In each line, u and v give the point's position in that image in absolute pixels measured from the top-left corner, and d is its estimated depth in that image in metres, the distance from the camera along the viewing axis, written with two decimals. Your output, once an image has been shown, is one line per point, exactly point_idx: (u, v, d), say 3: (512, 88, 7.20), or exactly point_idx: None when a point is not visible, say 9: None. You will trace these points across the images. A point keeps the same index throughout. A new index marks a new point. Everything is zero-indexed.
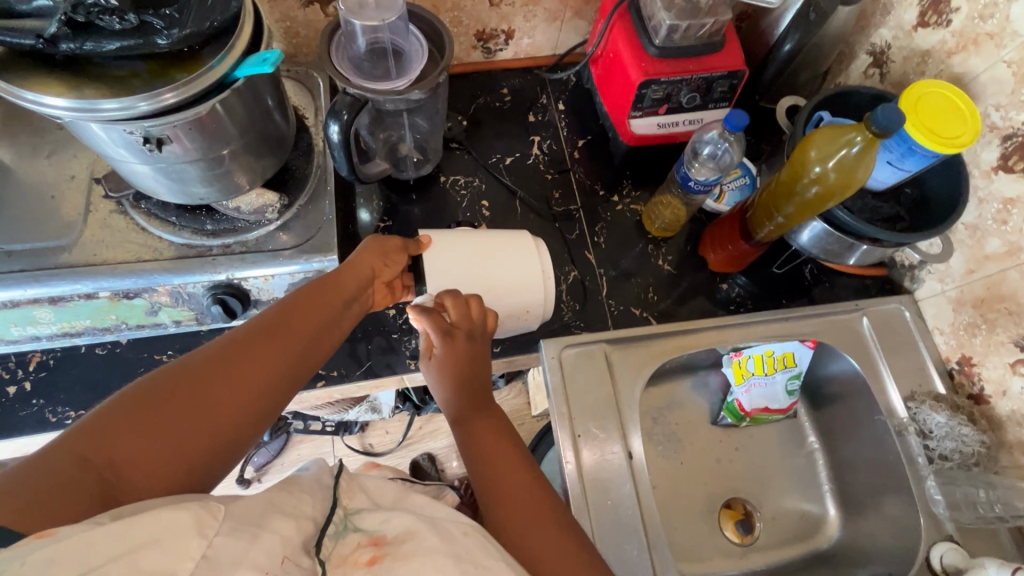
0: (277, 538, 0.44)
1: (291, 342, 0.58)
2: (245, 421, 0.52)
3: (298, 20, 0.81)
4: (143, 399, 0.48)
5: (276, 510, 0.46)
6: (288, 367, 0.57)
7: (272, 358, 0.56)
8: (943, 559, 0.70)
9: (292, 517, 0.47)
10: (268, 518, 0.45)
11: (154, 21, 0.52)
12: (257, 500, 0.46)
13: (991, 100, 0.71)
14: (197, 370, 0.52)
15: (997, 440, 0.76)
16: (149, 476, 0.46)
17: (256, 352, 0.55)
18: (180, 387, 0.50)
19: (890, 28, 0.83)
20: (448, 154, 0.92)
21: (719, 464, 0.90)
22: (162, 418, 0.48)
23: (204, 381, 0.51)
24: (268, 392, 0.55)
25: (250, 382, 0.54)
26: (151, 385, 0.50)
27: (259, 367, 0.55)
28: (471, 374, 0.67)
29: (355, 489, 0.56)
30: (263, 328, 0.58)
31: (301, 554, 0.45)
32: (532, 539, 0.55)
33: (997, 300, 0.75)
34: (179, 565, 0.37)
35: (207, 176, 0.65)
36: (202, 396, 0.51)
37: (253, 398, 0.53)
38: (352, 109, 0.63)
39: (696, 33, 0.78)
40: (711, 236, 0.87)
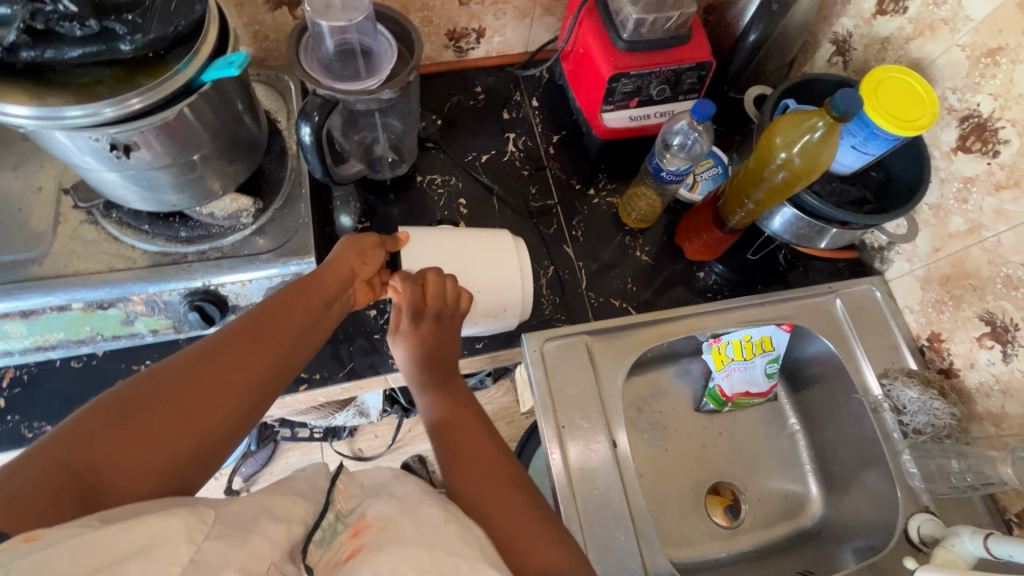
0: (266, 542, 0.44)
1: (274, 344, 0.59)
2: (229, 421, 0.53)
3: (266, 24, 0.81)
4: (123, 405, 0.48)
5: (268, 516, 0.47)
6: (271, 368, 0.58)
7: (255, 359, 0.56)
8: (921, 529, 0.73)
9: (282, 522, 0.47)
10: (260, 524, 0.45)
11: (116, 27, 0.53)
12: (247, 506, 0.46)
13: (948, 83, 0.74)
14: (178, 374, 0.52)
15: (968, 412, 0.78)
16: (131, 478, 0.46)
17: (238, 352, 0.56)
18: (162, 390, 0.50)
19: (850, 17, 0.85)
20: (423, 153, 0.92)
21: (704, 449, 0.91)
22: (143, 421, 0.48)
23: (185, 384, 0.51)
24: (251, 393, 0.55)
25: (233, 382, 0.54)
26: (130, 389, 0.49)
27: (242, 369, 0.55)
28: (441, 360, 0.69)
29: (352, 491, 0.57)
30: (247, 329, 0.58)
31: (287, 559, 0.45)
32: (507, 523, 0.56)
33: (962, 277, 0.77)
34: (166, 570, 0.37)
35: (178, 183, 0.64)
36: (184, 398, 0.51)
37: (235, 400, 0.53)
38: (322, 111, 0.64)
39: (663, 26, 0.79)
40: (686, 226, 0.88)
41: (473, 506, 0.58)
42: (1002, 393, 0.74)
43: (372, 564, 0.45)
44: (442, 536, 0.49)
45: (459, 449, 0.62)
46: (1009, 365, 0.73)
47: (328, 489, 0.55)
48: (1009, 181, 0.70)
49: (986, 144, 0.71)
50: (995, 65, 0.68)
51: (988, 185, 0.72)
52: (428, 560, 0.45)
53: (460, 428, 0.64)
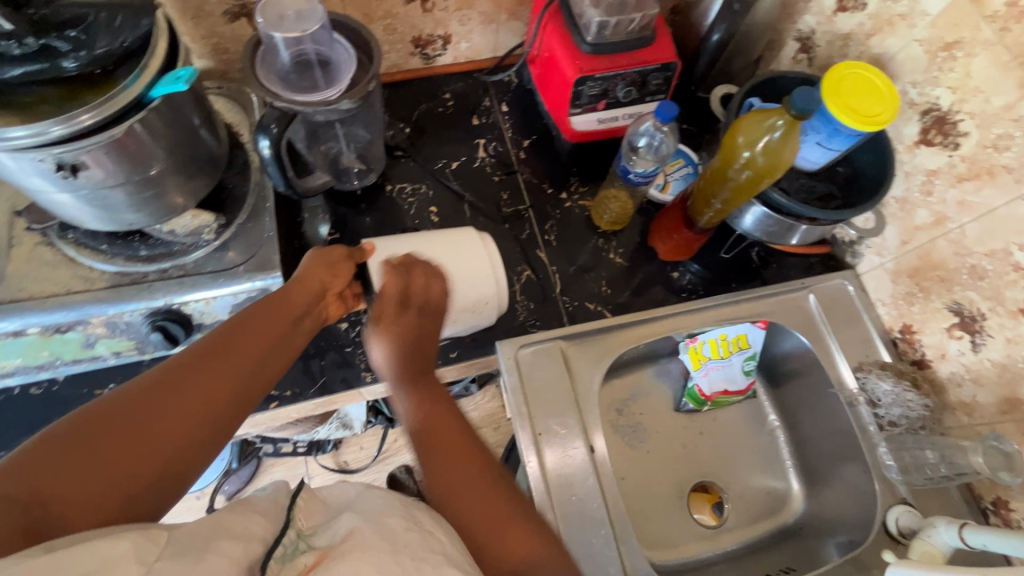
0: (224, 560, 0.42)
1: (238, 365, 0.57)
2: (190, 448, 0.51)
3: (226, 36, 0.80)
4: (75, 436, 0.46)
5: (224, 535, 0.45)
6: (235, 391, 0.56)
7: (218, 382, 0.55)
8: (899, 522, 0.73)
9: (240, 539, 0.46)
10: (216, 542, 0.44)
11: (59, 44, 0.51)
12: (202, 526, 0.45)
13: (908, 77, 0.74)
14: (135, 398, 0.50)
15: (941, 403, 0.79)
16: (82, 513, 0.44)
17: (200, 373, 0.54)
18: (117, 418, 0.48)
19: (813, 15, 0.86)
20: (393, 162, 0.92)
21: (685, 449, 0.91)
22: (96, 452, 0.46)
23: (142, 412, 0.50)
24: (214, 418, 0.53)
25: (194, 405, 0.52)
26: (80, 421, 0.47)
27: (204, 393, 0.53)
28: (419, 354, 0.65)
29: (312, 509, 0.57)
30: (210, 351, 0.56)
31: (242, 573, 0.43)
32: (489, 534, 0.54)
33: (930, 268, 0.78)
34: None
35: (135, 201, 0.63)
36: (140, 426, 0.49)
37: (197, 426, 0.52)
38: (281, 122, 0.63)
39: (626, 28, 0.79)
40: (658, 227, 0.88)
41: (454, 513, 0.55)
42: (973, 382, 0.75)
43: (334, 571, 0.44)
44: (404, 542, 0.48)
45: (435, 446, 0.59)
46: (978, 355, 0.73)
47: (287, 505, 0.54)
48: (971, 173, 0.70)
49: (947, 137, 0.72)
50: (952, 58, 0.69)
51: (950, 177, 0.73)
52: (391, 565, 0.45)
53: (437, 419, 0.61)
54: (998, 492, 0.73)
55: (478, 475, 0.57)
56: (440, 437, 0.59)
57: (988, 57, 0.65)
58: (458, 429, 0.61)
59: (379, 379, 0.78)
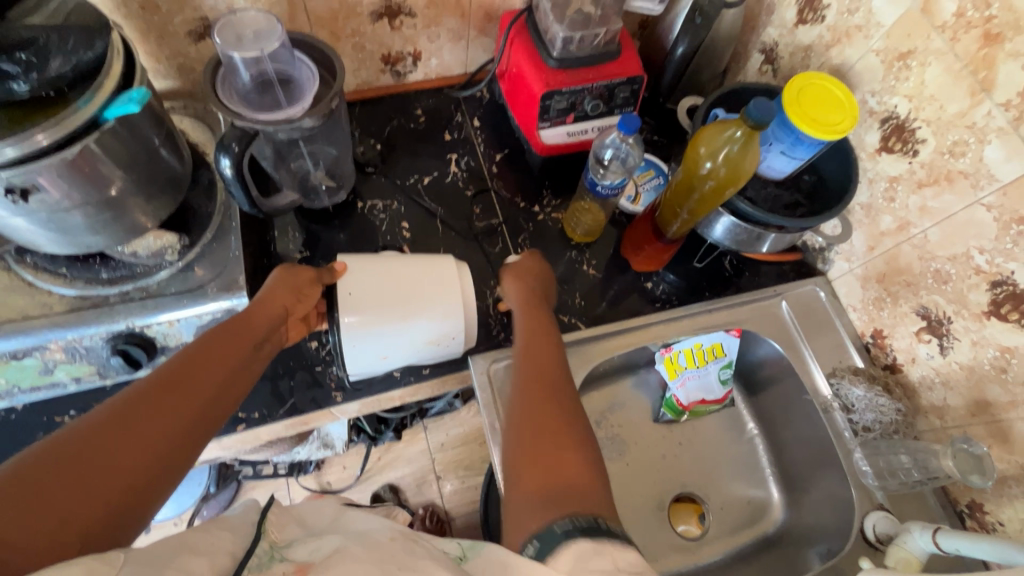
0: None
1: (199, 393, 0.56)
2: (148, 481, 0.49)
3: (191, 56, 0.79)
4: (24, 474, 0.43)
5: (187, 550, 0.43)
6: (196, 417, 0.55)
7: (176, 410, 0.53)
8: (876, 528, 0.73)
9: (204, 555, 0.43)
10: (180, 559, 0.42)
11: (8, 67, 0.50)
12: (163, 543, 0.43)
13: (867, 87, 0.76)
14: (94, 430, 0.48)
15: (914, 407, 0.79)
16: (41, 551, 0.41)
17: (159, 403, 0.53)
18: (68, 455, 0.46)
19: (775, 27, 0.88)
20: (364, 178, 0.91)
21: (665, 460, 0.91)
22: (51, 487, 0.44)
23: (98, 443, 0.48)
24: (176, 447, 0.52)
25: (155, 434, 0.51)
26: (36, 459, 0.45)
27: (162, 422, 0.52)
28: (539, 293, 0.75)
29: (286, 522, 0.52)
30: (168, 380, 0.55)
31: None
32: (541, 444, 0.55)
33: (897, 273, 0.78)
34: None
35: (93, 224, 0.62)
36: (95, 460, 0.47)
37: (155, 457, 0.50)
38: (242, 142, 0.62)
39: (591, 43, 0.81)
40: (629, 239, 0.88)
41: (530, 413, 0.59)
42: (943, 386, 0.75)
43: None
44: (390, 552, 0.46)
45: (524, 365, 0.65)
46: (946, 358, 0.74)
47: (258, 519, 0.50)
48: (930, 179, 0.71)
49: (906, 144, 0.73)
50: (907, 68, 0.70)
51: (911, 183, 0.74)
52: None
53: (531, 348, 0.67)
54: (972, 495, 0.73)
55: (552, 398, 0.61)
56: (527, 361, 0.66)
57: (941, 67, 0.67)
58: (553, 362, 0.66)
59: (350, 398, 0.77)
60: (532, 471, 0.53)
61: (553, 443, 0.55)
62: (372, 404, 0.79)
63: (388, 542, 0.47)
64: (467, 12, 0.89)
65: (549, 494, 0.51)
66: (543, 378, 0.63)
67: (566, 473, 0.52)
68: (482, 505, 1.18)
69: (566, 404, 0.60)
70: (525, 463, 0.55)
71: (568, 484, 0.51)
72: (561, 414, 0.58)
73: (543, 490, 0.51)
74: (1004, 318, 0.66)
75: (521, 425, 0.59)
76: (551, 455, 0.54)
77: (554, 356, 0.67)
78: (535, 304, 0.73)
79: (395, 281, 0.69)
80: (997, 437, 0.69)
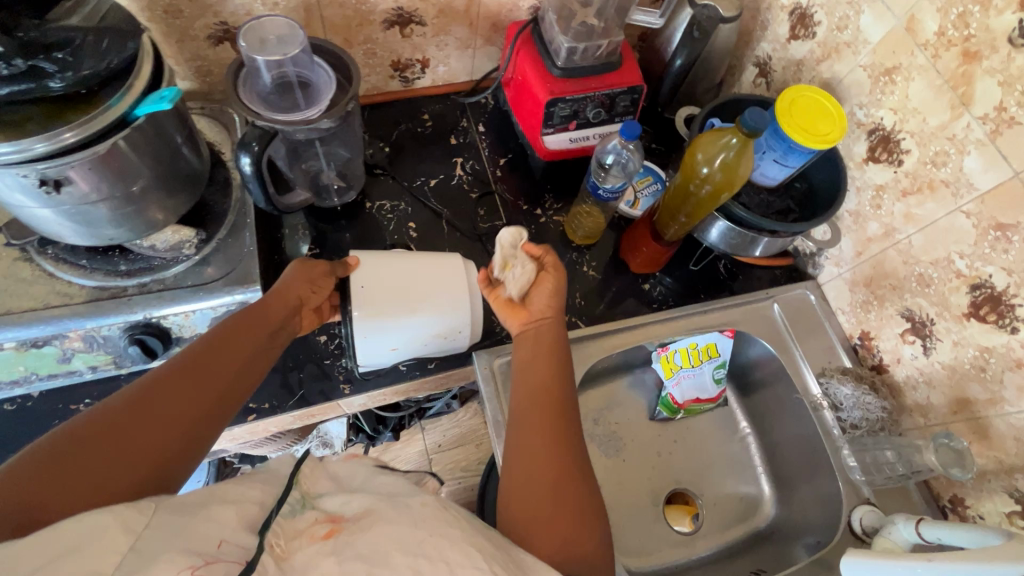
0: (213, 525, 0.44)
1: (216, 378, 0.58)
2: (169, 458, 0.52)
3: (209, 59, 0.82)
4: (54, 450, 0.47)
5: (217, 501, 0.47)
6: (216, 399, 0.57)
7: (195, 392, 0.56)
8: (862, 521, 0.76)
9: (234, 504, 0.47)
10: (209, 508, 0.45)
11: (46, 65, 0.52)
12: (196, 494, 0.47)
13: (855, 100, 0.80)
14: (120, 411, 0.51)
15: (899, 405, 0.82)
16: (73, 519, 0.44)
17: (180, 386, 0.56)
18: (96, 432, 0.49)
19: (769, 42, 0.92)
20: (373, 180, 0.94)
21: (660, 457, 0.93)
22: (81, 462, 0.47)
23: (124, 422, 0.51)
24: (196, 426, 0.55)
25: (177, 415, 0.54)
26: (68, 437, 0.48)
27: (182, 403, 0.55)
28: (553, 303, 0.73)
29: (319, 476, 0.55)
30: (185, 365, 0.57)
31: (240, 532, 0.45)
32: (539, 480, 0.61)
33: (883, 277, 0.82)
34: (106, 560, 0.37)
35: (117, 217, 0.64)
36: (120, 438, 0.50)
37: (175, 435, 0.53)
38: (261, 141, 0.65)
39: (594, 53, 0.84)
40: (628, 241, 0.91)
41: (529, 442, 0.63)
42: (926, 385, 0.78)
43: (355, 547, 0.45)
44: (423, 518, 0.49)
45: (528, 388, 0.67)
46: (929, 358, 0.77)
47: (291, 472, 0.53)
48: (914, 188, 0.75)
49: (891, 155, 0.77)
50: (892, 82, 0.75)
51: (896, 192, 0.78)
52: (410, 539, 0.46)
53: (536, 369, 0.69)
54: (954, 490, 0.76)
55: (551, 427, 0.64)
56: (532, 385, 0.67)
57: (923, 82, 0.71)
58: (556, 384, 0.67)
59: (358, 391, 0.79)
60: (531, 507, 0.59)
61: (550, 481, 0.60)
62: (378, 397, 0.82)
63: (421, 507, 0.51)
64: (475, 22, 0.93)
65: (547, 534, 0.58)
66: (551, 405, 0.65)
67: (562, 517, 0.59)
68: (480, 503, 1.20)
69: (565, 436, 0.64)
70: (524, 495, 0.60)
71: (561, 528, 0.58)
72: (560, 448, 0.63)
73: (539, 530, 0.58)
74: (983, 319, 0.70)
75: (523, 453, 0.63)
76: (548, 494, 0.60)
77: (557, 376, 0.68)
78: (547, 318, 0.72)
79: (404, 278, 0.71)
80: (977, 433, 0.72)
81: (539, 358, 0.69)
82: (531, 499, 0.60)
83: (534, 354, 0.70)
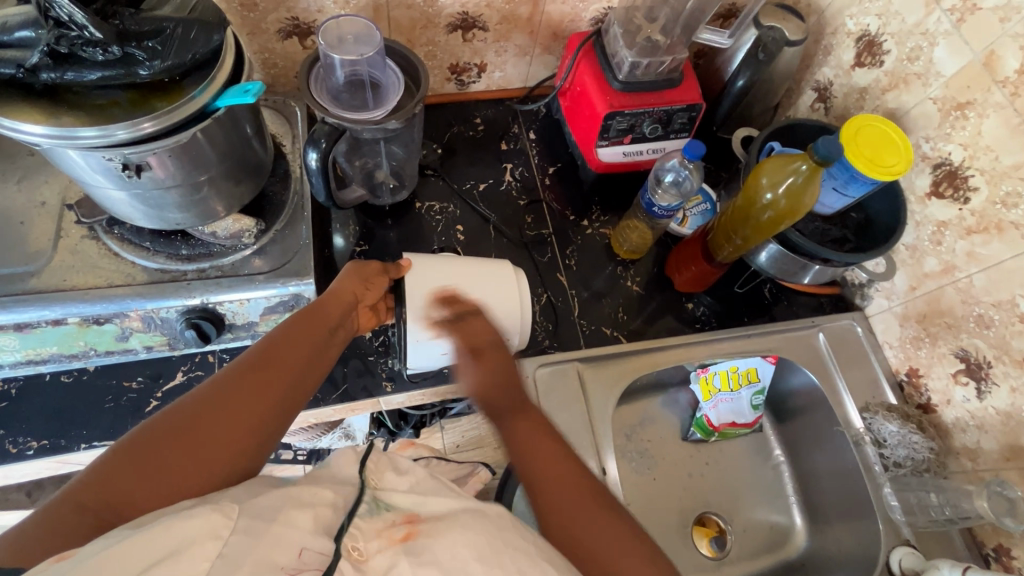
0: (293, 531, 0.44)
1: (281, 377, 0.60)
2: (241, 449, 0.54)
3: (276, 52, 0.84)
4: (134, 445, 0.50)
5: (293, 505, 0.47)
6: (281, 394, 0.59)
7: (264, 390, 0.58)
8: (901, 563, 0.74)
9: (310, 509, 0.48)
10: (284, 514, 0.46)
11: (136, 53, 0.54)
12: (274, 496, 0.47)
13: (922, 132, 0.78)
14: (194, 407, 0.54)
15: (945, 447, 0.80)
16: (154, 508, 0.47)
17: (249, 382, 0.57)
18: (171, 426, 0.52)
19: (831, 67, 0.91)
20: (423, 180, 0.95)
21: (691, 479, 0.92)
22: (159, 454, 0.50)
23: (197, 417, 0.53)
24: (265, 421, 0.56)
25: (246, 408, 0.56)
26: (146, 432, 0.51)
27: (253, 401, 0.56)
28: (502, 375, 0.68)
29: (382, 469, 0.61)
30: (250, 363, 0.59)
31: (318, 537, 0.46)
32: (602, 550, 0.55)
33: (938, 314, 0.80)
34: (197, 567, 0.37)
35: (184, 203, 0.65)
36: (194, 430, 0.52)
37: (249, 431, 0.55)
38: (330, 138, 0.66)
39: (656, 69, 0.84)
40: (675, 259, 0.90)
41: (564, 524, 0.57)
42: (977, 428, 0.76)
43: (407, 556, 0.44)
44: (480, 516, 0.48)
45: (540, 470, 0.61)
46: (983, 402, 0.76)
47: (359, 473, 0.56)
48: (979, 227, 0.74)
49: (957, 191, 0.75)
50: (964, 117, 0.73)
51: (960, 229, 0.76)
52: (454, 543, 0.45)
53: (540, 453, 0.62)
54: (1000, 539, 0.74)
55: (578, 491, 0.59)
56: (542, 465, 0.61)
57: (999, 119, 0.69)
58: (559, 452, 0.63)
59: (399, 389, 0.79)
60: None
61: (611, 545, 0.55)
62: (417, 397, 0.82)
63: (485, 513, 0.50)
64: (536, 30, 0.93)
65: None
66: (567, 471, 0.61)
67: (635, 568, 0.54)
68: None
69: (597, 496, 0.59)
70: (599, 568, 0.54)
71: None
72: (598, 505, 0.58)
73: None
74: None
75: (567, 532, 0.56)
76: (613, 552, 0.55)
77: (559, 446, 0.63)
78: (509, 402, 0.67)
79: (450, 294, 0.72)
80: None
81: (531, 440, 0.63)
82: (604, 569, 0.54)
83: (524, 436, 0.64)
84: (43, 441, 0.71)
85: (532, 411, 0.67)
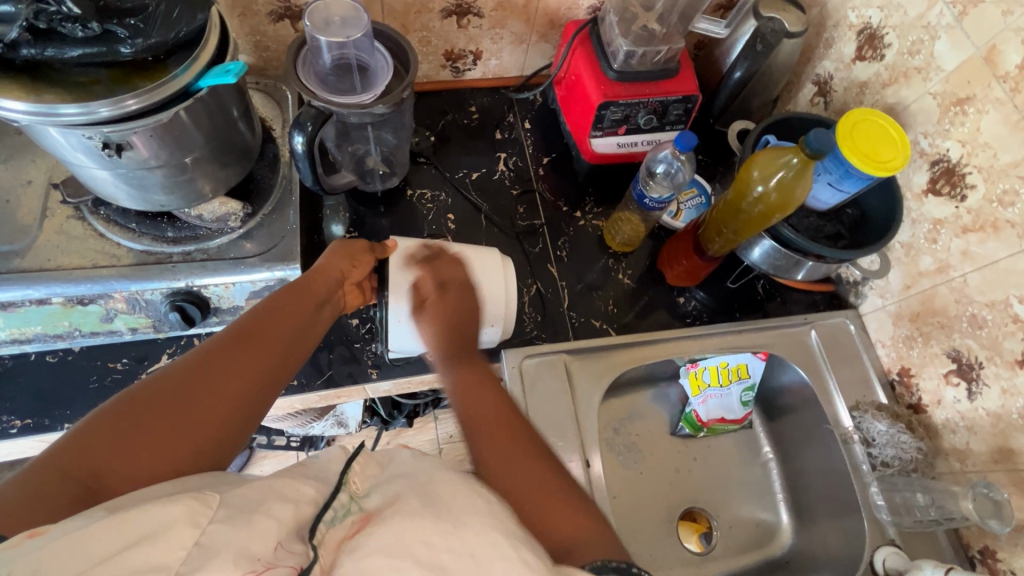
0: (273, 522, 0.44)
1: (267, 351, 0.59)
2: (226, 422, 0.53)
3: (268, 35, 0.83)
4: (118, 413, 0.49)
5: (275, 497, 0.47)
6: (267, 369, 0.59)
7: (249, 364, 0.57)
8: (885, 563, 0.73)
9: (291, 502, 0.47)
10: (266, 504, 0.45)
11: (118, 30, 0.53)
12: (257, 489, 0.47)
13: (921, 127, 0.77)
14: (178, 378, 0.53)
15: (934, 448, 0.79)
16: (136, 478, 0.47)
17: (234, 355, 0.57)
18: (155, 396, 0.51)
19: (832, 61, 0.89)
20: (416, 168, 0.94)
21: (679, 474, 0.92)
22: (142, 423, 0.49)
23: (182, 388, 0.53)
24: (250, 395, 0.56)
25: (231, 381, 0.55)
26: (129, 401, 0.50)
27: (237, 374, 0.56)
28: (458, 326, 0.69)
29: (369, 471, 0.57)
30: (237, 335, 0.59)
31: (295, 539, 0.44)
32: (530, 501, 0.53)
33: (931, 314, 0.79)
34: (173, 555, 0.37)
35: (169, 183, 0.65)
36: (179, 401, 0.52)
37: (233, 407, 0.54)
38: (316, 121, 0.65)
39: (652, 59, 0.83)
40: (667, 253, 0.90)
41: (494, 473, 0.56)
42: (967, 429, 0.76)
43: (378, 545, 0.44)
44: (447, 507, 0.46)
45: (478, 412, 0.61)
46: (973, 403, 0.75)
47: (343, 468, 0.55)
48: (975, 225, 0.72)
49: (954, 188, 0.74)
50: (963, 113, 0.72)
51: (955, 227, 0.75)
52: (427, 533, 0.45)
53: (480, 400, 0.62)
54: (986, 541, 0.73)
55: (513, 440, 0.58)
56: (478, 410, 0.61)
57: (998, 115, 0.68)
58: (499, 401, 0.63)
59: (385, 376, 0.79)
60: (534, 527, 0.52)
61: (543, 500, 0.53)
62: (404, 385, 0.81)
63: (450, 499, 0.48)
64: (532, 18, 0.92)
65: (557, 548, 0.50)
66: (498, 422, 0.60)
67: (563, 523, 0.52)
68: None
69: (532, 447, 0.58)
70: (532, 516, 0.52)
71: (574, 536, 0.51)
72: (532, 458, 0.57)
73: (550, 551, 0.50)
74: None
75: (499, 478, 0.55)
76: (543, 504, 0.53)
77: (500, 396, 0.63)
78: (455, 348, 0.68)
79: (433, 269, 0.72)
80: (1017, 485, 0.70)
81: (468, 389, 0.63)
82: (534, 516, 0.52)
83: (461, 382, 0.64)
84: (27, 420, 0.71)
85: (478, 360, 0.68)
